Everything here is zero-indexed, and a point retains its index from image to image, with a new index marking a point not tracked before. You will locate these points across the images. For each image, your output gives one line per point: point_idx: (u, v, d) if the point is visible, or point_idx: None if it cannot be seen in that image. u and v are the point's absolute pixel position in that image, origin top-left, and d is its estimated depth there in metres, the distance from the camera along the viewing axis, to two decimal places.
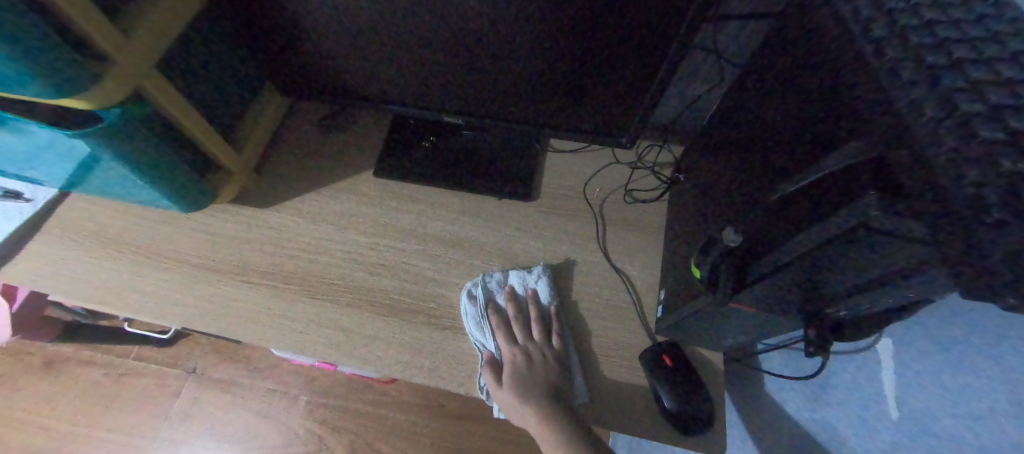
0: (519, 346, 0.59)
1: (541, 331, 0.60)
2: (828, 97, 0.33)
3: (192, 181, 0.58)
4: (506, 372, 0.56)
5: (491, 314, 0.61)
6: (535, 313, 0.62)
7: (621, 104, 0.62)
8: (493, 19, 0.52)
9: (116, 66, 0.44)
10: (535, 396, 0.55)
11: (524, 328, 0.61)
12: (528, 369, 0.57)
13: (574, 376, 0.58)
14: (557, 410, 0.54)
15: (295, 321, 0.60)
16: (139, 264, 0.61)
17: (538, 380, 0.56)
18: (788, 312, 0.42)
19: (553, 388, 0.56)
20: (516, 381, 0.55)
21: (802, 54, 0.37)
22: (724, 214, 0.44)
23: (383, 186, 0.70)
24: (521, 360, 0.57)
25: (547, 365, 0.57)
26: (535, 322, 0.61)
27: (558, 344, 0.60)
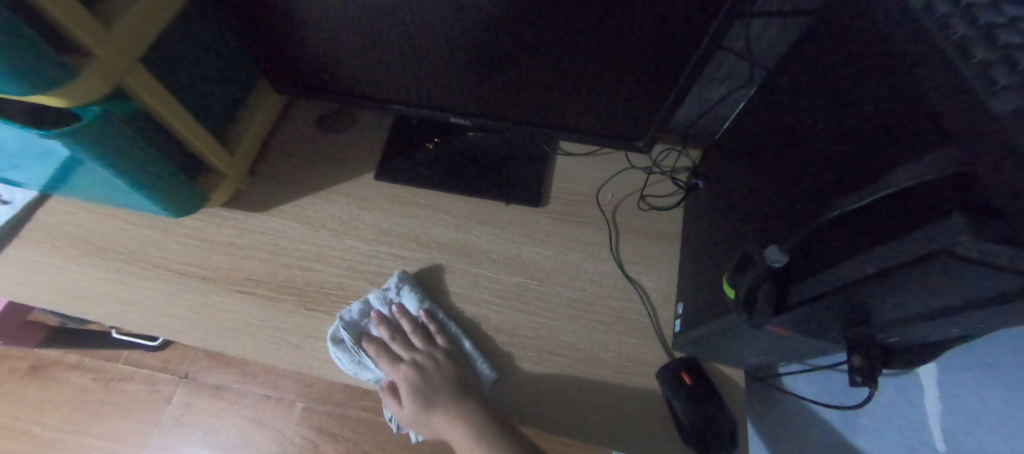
0: (406, 364, 0.56)
1: (421, 337, 0.57)
2: (900, 103, 0.29)
3: (182, 184, 0.54)
4: (404, 386, 0.54)
5: (364, 345, 0.56)
6: (415, 320, 0.59)
7: (642, 105, 0.58)
8: (510, 14, 0.48)
9: (97, 62, 0.40)
10: (445, 403, 0.53)
11: (415, 331, 0.58)
12: (424, 377, 0.55)
13: (478, 367, 0.56)
14: (466, 412, 0.53)
15: (291, 334, 0.56)
16: (124, 272, 0.57)
17: (437, 385, 0.54)
18: (830, 337, 0.38)
19: (455, 388, 0.54)
20: (415, 400, 0.54)
21: (865, 55, 0.34)
22: (765, 228, 0.40)
23: (385, 190, 0.66)
24: (415, 368, 0.55)
25: (441, 368, 0.55)
26: (410, 335, 0.58)
27: (454, 342, 0.58)
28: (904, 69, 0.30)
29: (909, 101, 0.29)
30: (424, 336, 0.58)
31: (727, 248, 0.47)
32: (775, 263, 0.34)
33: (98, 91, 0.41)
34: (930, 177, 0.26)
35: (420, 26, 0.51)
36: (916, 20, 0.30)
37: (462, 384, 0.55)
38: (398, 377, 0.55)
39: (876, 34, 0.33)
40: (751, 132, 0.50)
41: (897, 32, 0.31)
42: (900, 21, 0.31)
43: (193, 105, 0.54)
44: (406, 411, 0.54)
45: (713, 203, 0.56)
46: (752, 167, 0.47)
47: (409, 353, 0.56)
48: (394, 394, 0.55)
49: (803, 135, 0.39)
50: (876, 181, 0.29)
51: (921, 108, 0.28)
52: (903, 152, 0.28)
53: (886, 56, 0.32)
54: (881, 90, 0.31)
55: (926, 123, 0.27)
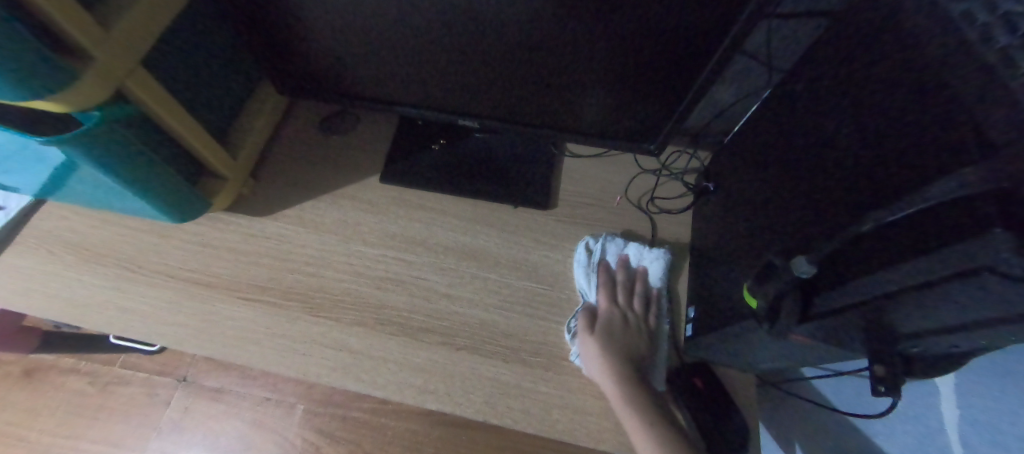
0: (621, 310, 0.59)
1: (641, 302, 0.60)
2: (937, 111, 0.29)
3: (184, 189, 0.53)
4: (599, 329, 0.57)
5: (598, 273, 0.61)
6: (629, 280, 0.62)
7: (654, 107, 0.58)
8: (524, 14, 0.47)
9: (97, 64, 0.38)
10: (611, 355, 0.55)
11: (611, 293, 0.60)
12: (614, 335, 0.57)
13: (660, 345, 0.58)
14: (637, 377, 0.54)
15: (298, 342, 0.55)
16: (123, 279, 0.56)
17: (626, 347, 0.56)
18: (853, 347, 0.37)
19: (636, 357, 0.56)
20: (604, 335, 0.56)
21: (895, 61, 0.33)
22: (788, 235, 0.40)
23: (391, 193, 0.65)
24: (617, 323, 0.58)
25: (633, 331, 0.58)
26: (637, 295, 0.61)
27: (650, 317, 0.60)
28: (941, 76, 0.29)
29: (948, 110, 0.28)
30: (629, 295, 0.61)
31: (745, 255, 0.47)
32: (803, 274, 0.34)
33: (97, 95, 0.40)
34: (975, 189, 0.25)
35: (431, 26, 0.50)
36: (953, 27, 0.29)
37: (634, 353, 0.56)
38: (603, 309, 0.59)
39: (909, 40, 0.32)
40: (768, 136, 0.49)
41: (932, 38, 0.30)
42: (934, 27, 0.30)
43: (194, 107, 0.52)
44: (593, 347, 0.55)
45: (727, 206, 0.55)
46: (770, 171, 0.47)
47: (624, 310, 0.59)
48: (590, 319, 0.58)
49: (827, 140, 0.38)
50: (914, 190, 0.29)
51: (961, 117, 0.27)
52: (942, 161, 0.27)
53: (919, 63, 0.31)
54: (915, 97, 0.31)
55: (966, 136, 0.27)
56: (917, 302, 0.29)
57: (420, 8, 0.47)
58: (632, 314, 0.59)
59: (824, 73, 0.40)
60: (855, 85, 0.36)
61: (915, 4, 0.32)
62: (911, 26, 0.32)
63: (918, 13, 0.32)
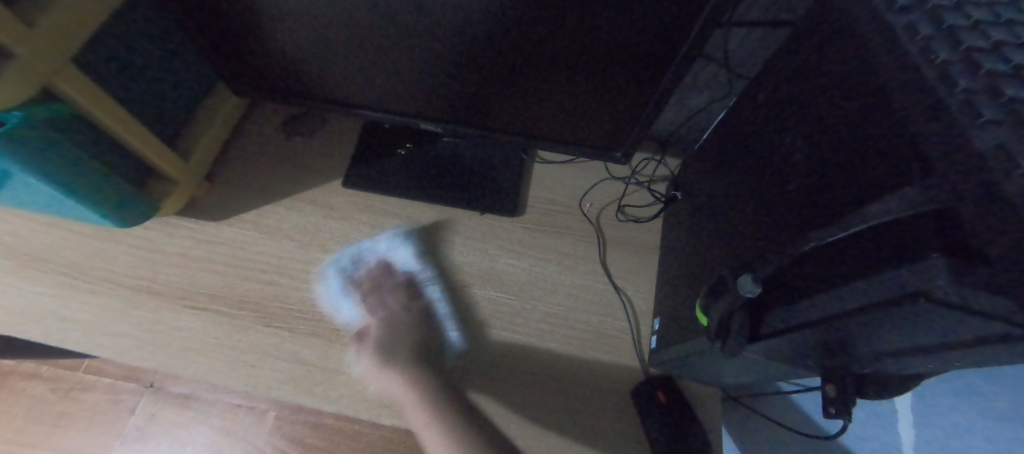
0: (393, 312, 0.56)
1: (402, 300, 0.57)
2: (880, 125, 0.28)
3: (129, 194, 0.51)
4: (378, 321, 0.55)
5: (360, 265, 0.59)
6: (404, 274, 0.59)
7: (620, 114, 0.56)
8: (480, 17, 0.46)
9: (18, 62, 0.36)
10: (394, 356, 0.51)
11: (379, 281, 0.58)
12: (410, 328, 0.55)
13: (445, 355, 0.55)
14: (430, 374, 0.51)
15: (248, 353, 0.53)
16: (64, 287, 0.53)
17: (412, 340, 0.54)
18: (806, 366, 0.36)
19: (421, 355, 0.53)
20: (381, 328, 0.54)
21: (844, 74, 0.32)
22: (742, 249, 0.39)
23: (353, 198, 0.64)
24: (399, 321, 0.55)
25: (412, 323, 0.55)
26: (399, 294, 0.57)
27: (419, 301, 0.58)
28: (885, 90, 0.28)
29: (890, 125, 0.27)
30: (406, 296, 0.58)
31: (703, 268, 0.45)
32: (749, 294, 0.32)
33: (22, 95, 0.38)
34: (916, 209, 0.24)
35: (385, 29, 0.48)
36: (896, 40, 0.28)
37: (419, 350, 0.53)
38: (370, 307, 0.56)
39: (857, 53, 0.31)
40: (730, 147, 0.48)
41: (877, 51, 0.29)
42: (879, 40, 0.29)
43: (140, 109, 0.50)
44: (370, 334, 0.53)
45: (691, 217, 0.55)
46: (730, 183, 0.46)
47: (392, 308, 0.56)
48: (373, 313, 0.56)
49: (780, 153, 0.37)
50: (859, 207, 0.28)
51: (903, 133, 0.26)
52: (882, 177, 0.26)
53: (866, 75, 0.30)
54: (863, 112, 0.30)
55: (906, 155, 0.26)
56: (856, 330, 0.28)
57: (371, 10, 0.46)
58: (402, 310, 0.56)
59: (783, 85, 0.39)
60: (809, 97, 0.35)
61: (862, 17, 0.31)
62: (858, 39, 0.31)
63: (865, 26, 0.31)
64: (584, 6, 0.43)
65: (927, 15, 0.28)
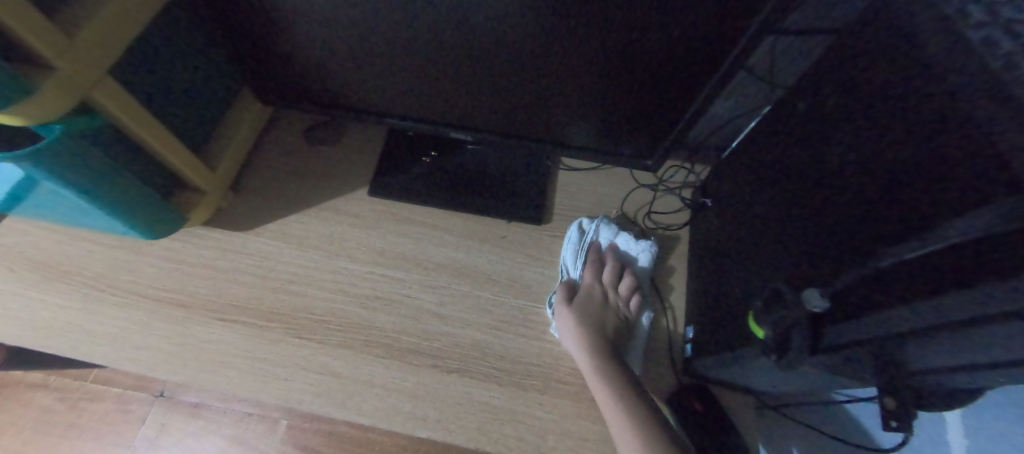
0: (606, 288, 0.59)
1: (613, 273, 0.60)
2: (956, 141, 0.28)
3: (158, 205, 0.50)
4: (578, 300, 0.57)
5: (591, 250, 0.62)
6: (620, 262, 0.61)
7: (653, 123, 0.56)
8: (521, 26, 0.45)
9: (58, 74, 0.35)
10: (591, 333, 0.53)
11: (597, 271, 0.60)
12: (598, 314, 0.56)
13: (632, 342, 0.57)
14: (613, 352, 0.53)
15: (278, 366, 0.52)
16: (89, 300, 0.52)
17: (582, 324, 0.54)
18: (862, 380, 0.36)
19: (608, 335, 0.55)
20: (581, 308, 0.56)
21: (910, 88, 0.32)
22: (799, 263, 0.38)
23: (380, 207, 0.63)
24: (594, 297, 0.57)
25: (606, 305, 0.57)
26: (609, 268, 0.60)
27: (623, 282, 0.59)
28: (962, 105, 0.28)
29: (968, 140, 0.27)
30: (615, 274, 0.60)
31: (751, 279, 0.45)
32: (818, 309, 0.33)
33: (60, 108, 0.37)
34: (1006, 227, 0.23)
35: (423, 38, 0.48)
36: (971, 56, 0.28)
37: (607, 331, 0.55)
38: (585, 283, 0.59)
39: (925, 67, 0.31)
40: (771, 157, 0.48)
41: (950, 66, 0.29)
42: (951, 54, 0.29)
43: (168, 118, 0.49)
44: (568, 318, 0.55)
45: (728, 226, 0.54)
46: (775, 194, 0.45)
47: (603, 286, 0.59)
48: (570, 292, 0.58)
49: (836, 166, 0.37)
50: (935, 223, 0.27)
51: (984, 150, 0.26)
52: (960, 193, 0.26)
53: (937, 89, 0.30)
54: (933, 126, 0.29)
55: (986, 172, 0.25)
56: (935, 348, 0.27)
57: (411, 18, 0.45)
58: (631, 308, 0.58)
59: (834, 96, 0.39)
60: (866, 110, 0.35)
61: (929, 31, 0.31)
62: (926, 53, 0.31)
63: (934, 40, 0.31)
64: (628, 16, 0.42)
65: (1002, 31, 0.28)
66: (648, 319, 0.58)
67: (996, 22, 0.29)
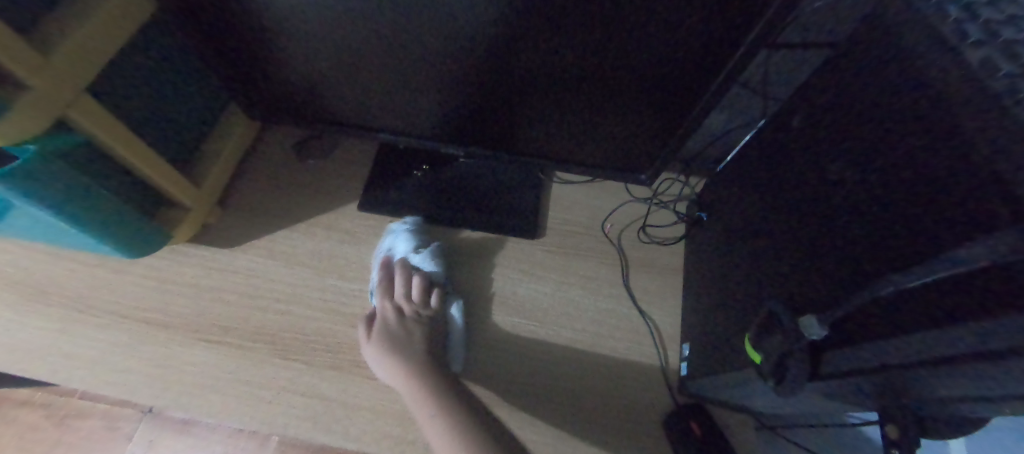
0: (394, 303, 0.54)
1: (420, 290, 0.55)
2: (957, 163, 0.26)
3: (139, 224, 0.49)
4: (380, 330, 0.52)
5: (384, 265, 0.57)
6: (424, 274, 0.57)
7: (647, 138, 0.55)
8: (510, 41, 0.44)
9: (31, 94, 0.34)
10: (403, 360, 0.49)
11: (389, 289, 0.55)
12: (403, 337, 0.52)
13: (454, 347, 0.55)
14: (436, 368, 0.50)
15: (263, 388, 0.50)
16: (68, 321, 0.51)
17: (412, 351, 0.51)
18: (863, 407, 0.35)
19: (418, 355, 0.51)
20: (383, 337, 0.51)
21: (908, 107, 0.31)
22: (799, 285, 0.37)
23: (369, 222, 0.62)
24: (393, 320, 0.53)
25: (409, 329, 0.53)
26: (410, 276, 0.56)
27: (426, 297, 0.55)
28: (961, 127, 0.27)
29: (966, 163, 0.26)
30: (410, 286, 0.55)
31: (748, 300, 0.44)
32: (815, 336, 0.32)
33: (34, 128, 0.35)
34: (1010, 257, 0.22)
35: (410, 52, 0.47)
36: (970, 76, 0.27)
37: (415, 351, 0.51)
38: (381, 309, 0.54)
39: (922, 87, 0.30)
40: (766, 174, 0.47)
41: (948, 87, 0.28)
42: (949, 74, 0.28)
43: (151, 135, 0.48)
44: (371, 351, 0.51)
45: (723, 242, 0.53)
46: (771, 212, 0.44)
47: (403, 306, 0.54)
48: (369, 322, 0.53)
49: (834, 186, 0.36)
50: (938, 252, 0.26)
51: (986, 175, 0.25)
52: (962, 220, 0.25)
53: (936, 111, 0.29)
54: (932, 149, 0.28)
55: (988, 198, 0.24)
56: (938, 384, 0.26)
57: (397, 32, 0.45)
58: (433, 310, 0.55)
59: (831, 113, 0.38)
60: (865, 129, 0.34)
61: (926, 49, 0.30)
62: (923, 72, 0.30)
63: (932, 59, 0.30)
64: (618, 32, 0.42)
65: (1000, 50, 0.27)
66: (457, 308, 0.56)
67: (995, 40, 0.28)
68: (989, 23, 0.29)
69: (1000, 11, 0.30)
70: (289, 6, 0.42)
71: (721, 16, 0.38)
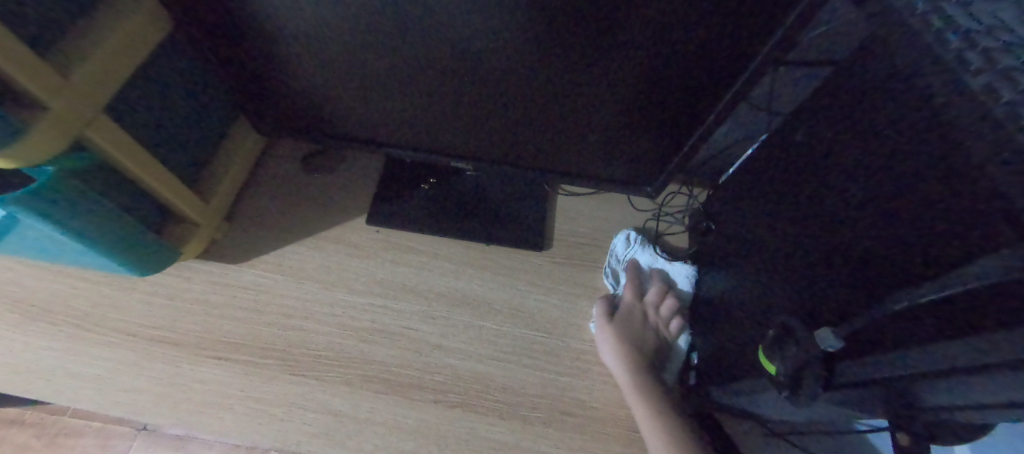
0: (647, 305, 0.60)
1: (656, 295, 0.60)
2: (952, 181, 0.28)
3: (148, 240, 0.48)
4: (620, 318, 0.58)
5: (629, 269, 0.62)
6: (650, 280, 0.62)
7: (652, 152, 0.56)
8: (521, 60, 0.45)
9: (50, 114, 0.34)
10: (632, 350, 0.55)
11: (638, 290, 0.61)
12: (640, 335, 0.57)
13: (671, 361, 0.58)
14: (649, 364, 0.55)
15: (275, 405, 0.50)
16: (75, 340, 0.50)
17: (640, 350, 0.56)
18: (875, 416, 0.36)
19: (650, 352, 0.56)
20: (625, 326, 0.57)
21: (903, 126, 0.32)
22: (812, 298, 0.38)
23: (378, 236, 0.62)
24: (634, 315, 0.58)
25: (644, 329, 0.58)
26: (656, 287, 0.61)
27: (660, 304, 0.60)
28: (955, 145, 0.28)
29: (963, 182, 0.27)
30: (661, 294, 0.61)
31: (759, 311, 0.45)
32: (832, 349, 0.34)
33: (53, 150, 0.35)
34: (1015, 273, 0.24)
35: (421, 69, 0.47)
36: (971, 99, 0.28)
37: (648, 348, 0.57)
38: (624, 300, 0.60)
39: (917, 106, 0.31)
40: (773, 187, 0.48)
41: (946, 106, 0.30)
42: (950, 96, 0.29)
43: (162, 152, 0.48)
44: (610, 333, 0.57)
45: (730, 253, 0.54)
46: (778, 225, 0.45)
47: (645, 309, 0.59)
48: (611, 309, 0.59)
49: (837, 201, 0.37)
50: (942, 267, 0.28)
51: (987, 191, 0.25)
52: (960, 236, 0.26)
53: (935, 130, 0.30)
54: (927, 166, 0.30)
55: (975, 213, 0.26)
56: (955, 396, 0.27)
57: (408, 50, 0.45)
58: (668, 322, 0.59)
59: (833, 131, 0.39)
60: (865, 147, 0.35)
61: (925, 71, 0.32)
62: (919, 91, 0.31)
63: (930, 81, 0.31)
64: (614, 47, 0.42)
65: (1001, 76, 0.29)
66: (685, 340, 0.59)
67: (994, 68, 0.30)
68: (987, 50, 0.31)
69: (997, 41, 0.32)
70: (301, 24, 0.43)
71: (717, 34, 0.39)
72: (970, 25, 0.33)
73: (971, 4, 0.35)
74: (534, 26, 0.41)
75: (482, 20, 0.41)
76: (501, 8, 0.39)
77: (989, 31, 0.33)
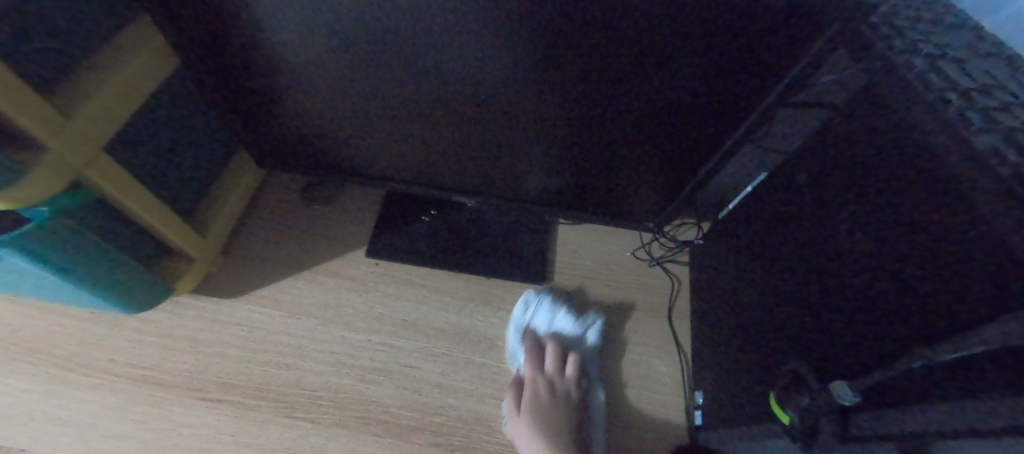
0: (546, 378, 0.55)
1: (556, 365, 0.56)
2: (959, 241, 0.28)
3: (142, 277, 0.46)
4: (528, 405, 0.52)
5: (529, 341, 0.58)
6: (557, 347, 0.58)
7: (655, 192, 0.56)
8: (522, 106, 0.45)
9: (50, 156, 0.33)
10: (550, 436, 0.50)
11: (539, 362, 0.56)
12: (557, 412, 0.52)
13: (595, 430, 0.54)
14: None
15: (267, 450, 0.48)
16: (58, 382, 0.48)
17: (560, 436, 0.51)
18: None
19: (568, 437, 0.51)
20: (535, 411, 0.52)
21: (907, 182, 0.32)
22: (823, 346, 0.38)
23: (377, 270, 0.60)
24: (544, 396, 0.53)
25: (557, 409, 0.53)
26: (551, 353, 0.57)
27: (565, 374, 0.56)
28: (958, 207, 0.28)
29: (973, 243, 0.27)
30: (556, 363, 0.56)
31: (767, 355, 0.44)
32: (849, 403, 0.33)
33: (54, 190, 0.35)
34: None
35: (419, 111, 0.47)
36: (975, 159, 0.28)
37: (564, 431, 0.51)
38: (530, 380, 0.54)
39: (920, 162, 0.31)
40: (778, 229, 0.48)
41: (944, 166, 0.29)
42: (952, 153, 0.29)
43: (160, 187, 0.47)
44: (525, 431, 0.51)
45: (733, 292, 0.54)
46: (785, 268, 0.45)
47: (550, 386, 0.54)
48: (518, 396, 0.53)
49: (845, 250, 0.37)
50: (956, 328, 0.27)
51: (1003, 251, 0.25)
52: (980, 300, 0.26)
53: (939, 188, 0.29)
54: (933, 225, 0.30)
55: (991, 278, 0.26)
56: None
57: (407, 91, 0.45)
58: (574, 392, 0.55)
59: (838, 178, 0.39)
60: (870, 199, 0.35)
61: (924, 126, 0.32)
62: (921, 148, 0.31)
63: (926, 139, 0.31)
64: (622, 98, 0.42)
65: (1004, 138, 0.29)
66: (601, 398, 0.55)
67: (997, 129, 0.29)
68: (990, 107, 0.31)
69: (995, 100, 0.32)
70: (298, 62, 0.42)
71: (717, 85, 0.39)
72: (968, 84, 0.32)
73: (966, 60, 0.35)
74: (536, 73, 0.41)
75: (481, 66, 0.41)
76: (501, 54, 0.39)
77: (986, 89, 0.33)
